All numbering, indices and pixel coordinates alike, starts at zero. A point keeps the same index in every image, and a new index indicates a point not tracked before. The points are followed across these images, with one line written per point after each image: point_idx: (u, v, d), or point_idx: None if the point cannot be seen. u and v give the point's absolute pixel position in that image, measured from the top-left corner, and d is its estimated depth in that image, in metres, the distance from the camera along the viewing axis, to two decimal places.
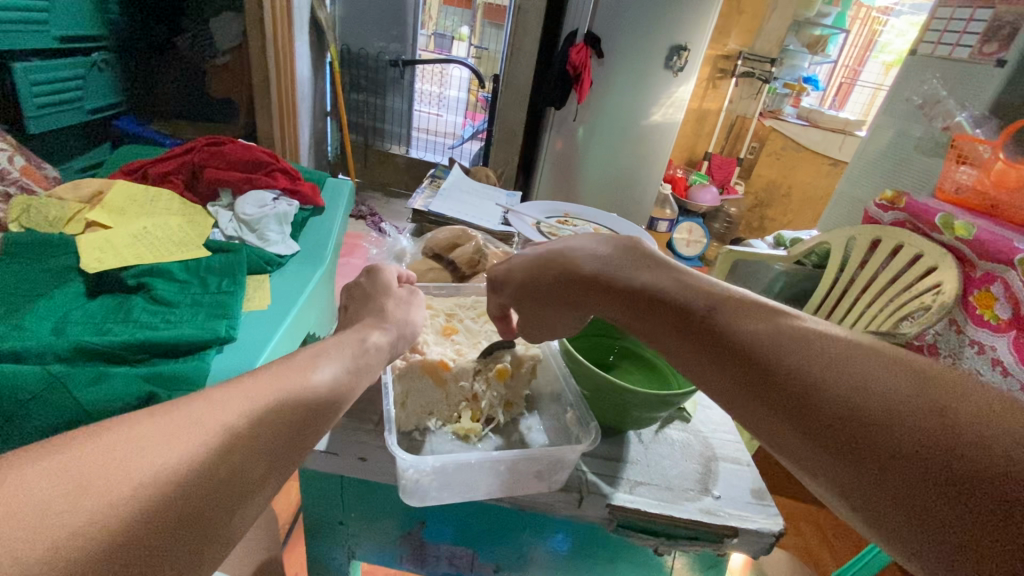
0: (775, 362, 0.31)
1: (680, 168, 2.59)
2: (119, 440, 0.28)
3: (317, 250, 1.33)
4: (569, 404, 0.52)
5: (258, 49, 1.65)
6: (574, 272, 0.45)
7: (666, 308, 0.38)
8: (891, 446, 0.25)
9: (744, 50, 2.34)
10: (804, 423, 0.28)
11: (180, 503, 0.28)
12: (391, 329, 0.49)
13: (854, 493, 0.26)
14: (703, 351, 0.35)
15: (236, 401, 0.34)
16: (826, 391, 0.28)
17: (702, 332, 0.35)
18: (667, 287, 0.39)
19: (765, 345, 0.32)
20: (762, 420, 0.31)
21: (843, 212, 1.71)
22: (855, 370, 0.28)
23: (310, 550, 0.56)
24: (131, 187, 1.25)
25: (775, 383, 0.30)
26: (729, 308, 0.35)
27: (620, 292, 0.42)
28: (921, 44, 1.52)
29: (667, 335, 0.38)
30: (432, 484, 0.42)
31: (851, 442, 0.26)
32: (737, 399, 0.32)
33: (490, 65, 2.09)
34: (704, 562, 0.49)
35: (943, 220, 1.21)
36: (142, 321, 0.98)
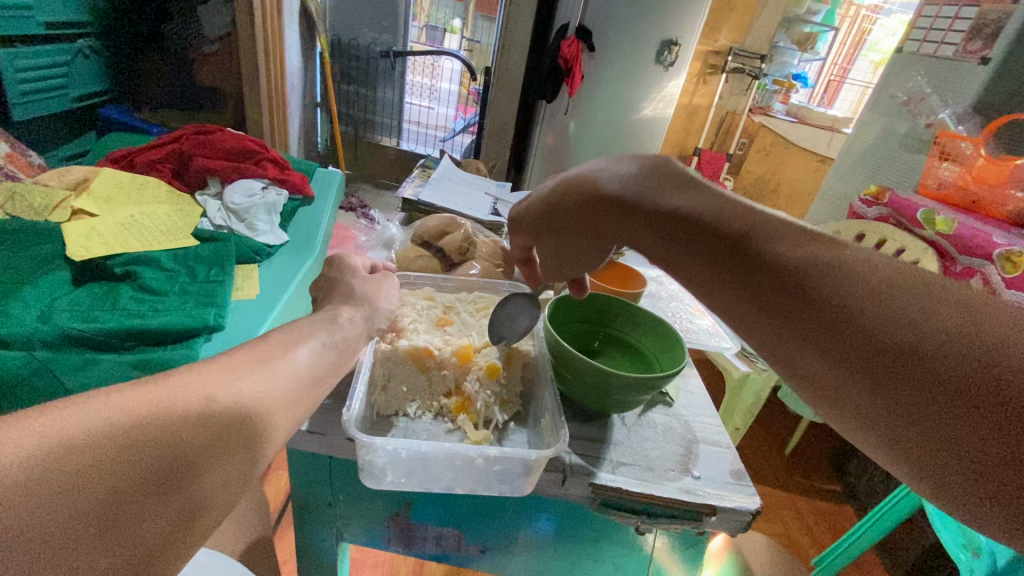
0: (809, 279, 0.30)
1: (671, 163, 2.61)
2: (102, 403, 0.30)
3: (306, 240, 1.32)
4: (547, 411, 0.49)
5: (247, 37, 1.64)
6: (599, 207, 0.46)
7: (690, 235, 0.37)
8: (915, 360, 0.26)
9: (735, 46, 2.35)
10: (832, 335, 0.29)
11: (166, 464, 0.29)
12: (361, 307, 0.50)
13: (881, 417, 0.27)
14: (731, 273, 0.34)
15: (212, 374, 0.36)
16: (853, 309, 0.28)
17: (731, 252, 0.34)
18: (694, 214, 0.38)
19: (798, 268, 0.31)
20: (798, 342, 0.30)
21: (830, 207, 1.74)
22: (891, 290, 0.28)
23: (298, 531, 0.57)
24: (118, 175, 1.24)
25: (805, 297, 0.30)
26: (761, 231, 0.34)
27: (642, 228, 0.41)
28: (907, 42, 1.55)
29: (686, 259, 0.38)
30: (389, 470, 0.42)
31: (875, 356, 0.27)
32: (771, 324, 0.32)
33: (483, 58, 2.08)
34: (685, 541, 0.51)
35: (925, 216, 1.24)
36: (129, 308, 0.98)
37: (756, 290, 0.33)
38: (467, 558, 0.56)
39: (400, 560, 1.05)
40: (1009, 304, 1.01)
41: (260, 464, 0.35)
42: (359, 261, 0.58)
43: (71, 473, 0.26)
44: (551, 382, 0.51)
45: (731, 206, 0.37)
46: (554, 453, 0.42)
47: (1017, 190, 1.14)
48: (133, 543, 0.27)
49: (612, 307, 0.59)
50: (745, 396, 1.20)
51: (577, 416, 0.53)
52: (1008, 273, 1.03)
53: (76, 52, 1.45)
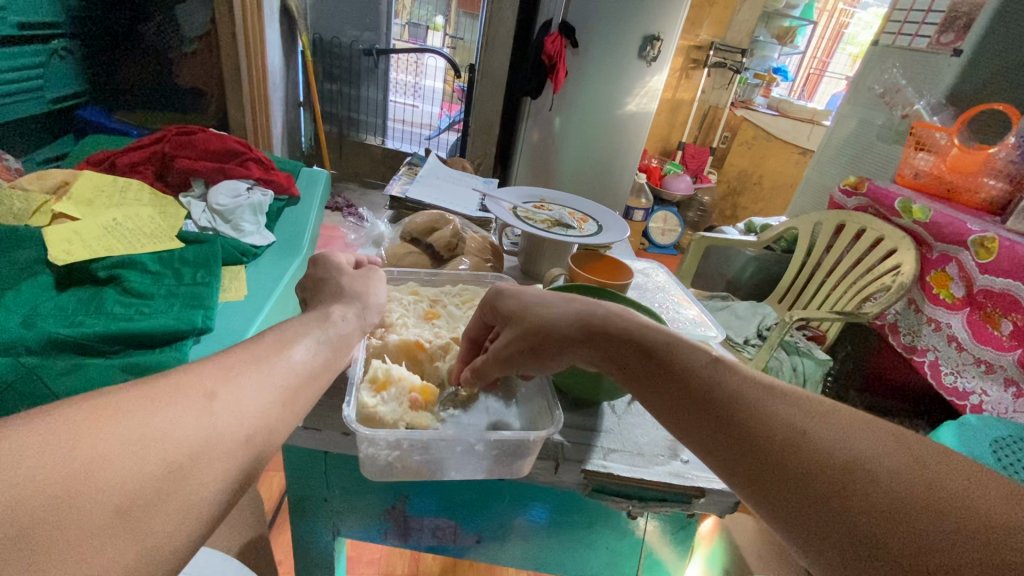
0: (774, 413, 0.32)
1: (655, 158, 2.63)
2: (107, 401, 0.30)
3: (293, 241, 1.32)
4: (538, 395, 0.51)
5: (228, 37, 1.63)
6: (563, 329, 0.43)
7: (657, 370, 0.38)
8: (875, 490, 0.27)
9: (716, 40, 2.38)
10: (796, 467, 0.29)
11: (170, 460, 0.29)
12: (352, 304, 0.50)
13: (849, 555, 0.27)
14: (697, 404, 0.35)
15: (209, 372, 0.36)
16: (815, 442, 0.30)
17: (695, 385, 0.36)
18: (667, 351, 0.38)
19: (763, 419, 0.32)
20: (760, 474, 0.31)
21: (811, 199, 1.77)
22: (844, 428, 0.30)
23: (295, 528, 0.58)
24: (99, 178, 1.22)
25: (766, 432, 0.31)
26: (723, 365, 0.36)
27: (613, 350, 0.41)
28: (883, 35, 1.58)
29: (653, 385, 0.38)
30: (388, 463, 0.42)
31: (841, 490, 0.28)
32: (733, 455, 0.32)
33: (467, 55, 2.08)
34: (675, 524, 0.52)
35: (902, 205, 1.27)
36: (115, 313, 0.97)
37: (717, 423, 0.33)
38: (463, 548, 0.57)
39: (395, 556, 1.06)
40: (983, 289, 1.04)
41: (262, 465, 0.36)
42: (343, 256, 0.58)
43: (81, 466, 0.26)
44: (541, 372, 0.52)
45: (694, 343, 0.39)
46: (549, 432, 0.44)
47: (992, 179, 1.18)
48: (140, 538, 0.27)
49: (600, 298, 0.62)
50: None
51: (568, 406, 0.54)
52: (980, 259, 1.06)
53: (50, 54, 1.43)
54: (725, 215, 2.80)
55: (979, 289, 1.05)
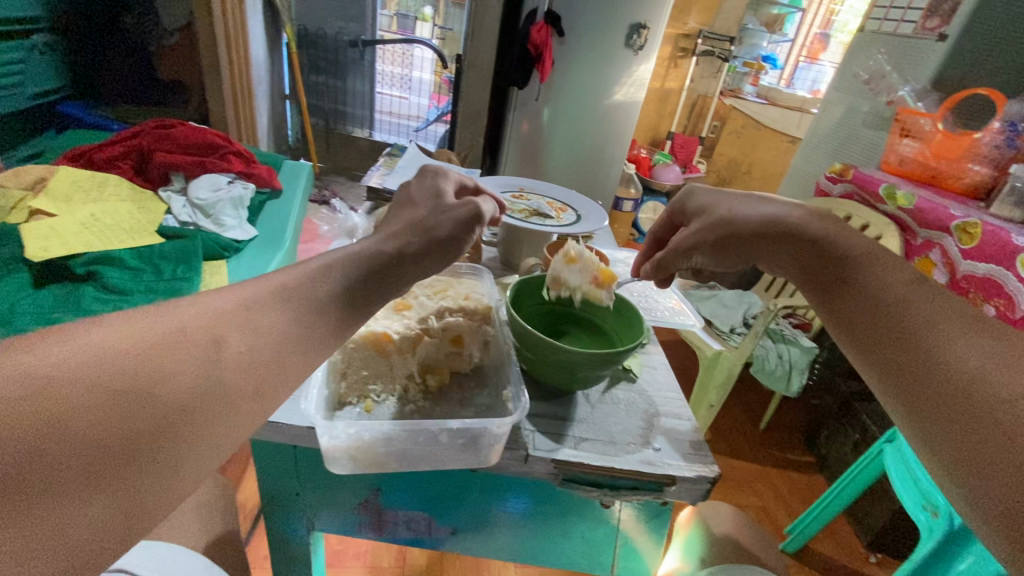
0: (927, 313, 0.34)
1: (645, 148, 2.62)
2: (67, 352, 0.27)
3: (275, 234, 1.30)
4: (510, 384, 0.50)
5: (208, 30, 1.60)
6: (768, 224, 0.49)
7: (830, 269, 0.42)
8: (984, 390, 0.29)
9: (704, 28, 2.37)
10: (924, 354, 0.32)
11: (123, 428, 0.26)
12: (419, 238, 0.46)
13: (942, 427, 0.30)
14: (859, 299, 0.39)
15: (196, 320, 0.32)
16: (951, 342, 0.32)
17: (861, 286, 0.39)
18: (851, 253, 0.42)
19: (919, 314, 0.34)
20: (890, 351, 0.35)
21: (798, 187, 1.77)
22: (1001, 345, 0.30)
23: (270, 523, 0.57)
24: (76, 173, 1.20)
25: (913, 323, 0.34)
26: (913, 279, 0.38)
27: (798, 253, 0.46)
28: (869, 21, 1.57)
29: (823, 285, 0.42)
30: (351, 457, 0.42)
31: (950, 378, 0.30)
32: (871, 336, 0.36)
33: (455, 46, 2.05)
34: (649, 512, 0.53)
35: (886, 191, 1.27)
36: (93, 309, 0.96)
37: (868, 311, 0.37)
38: (439, 540, 0.56)
39: (382, 549, 1.06)
40: (966, 274, 1.05)
41: None
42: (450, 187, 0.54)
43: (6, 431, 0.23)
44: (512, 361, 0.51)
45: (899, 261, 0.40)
46: (516, 421, 0.43)
47: (976, 165, 1.17)
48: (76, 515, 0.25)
49: (576, 286, 0.60)
50: (719, 372, 1.23)
51: (542, 396, 0.53)
52: (964, 244, 1.06)
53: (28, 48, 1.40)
54: None
55: (962, 274, 1.06)
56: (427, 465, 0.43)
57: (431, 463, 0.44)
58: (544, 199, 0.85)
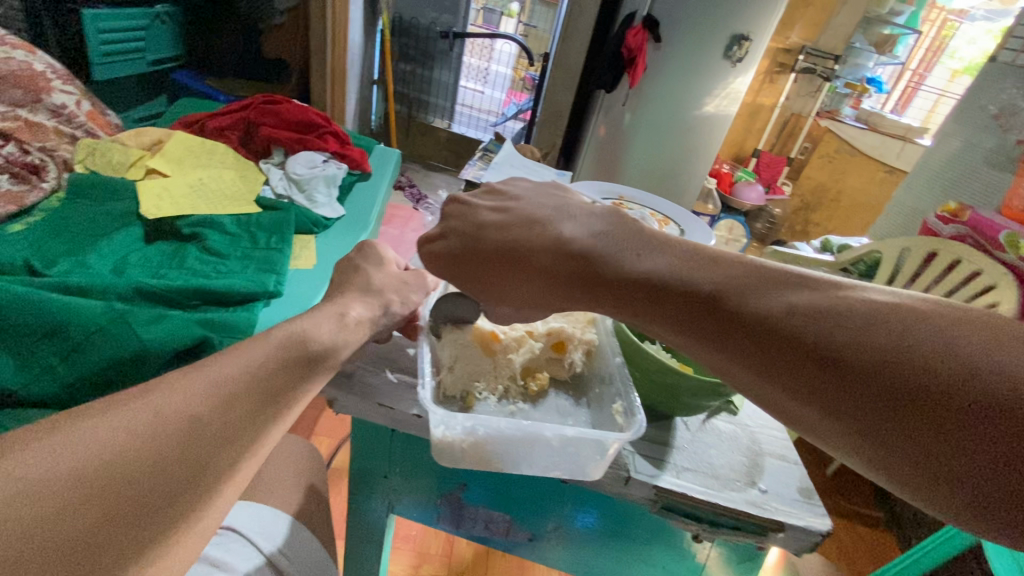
0: (765, 312, 0.30)
1: (727, 164, 2.53)
2: (101, 437, 0.29)
3: (361, 215, 1.34)
4: (615, 398, 0.48)
5: (317, 13, 1.68)
6: (541, 265, 0.40)
7: (683, 300, 0.34)
8: (873, 383, 0.26)
9: (807, 44, 2.25)
10: (790, 367, 0.29)
11: (150, 507, 0.29)
12: (373, 302, 0.50)
13: (853, 438, 0.27)
14: (688, 316, 0.34)
15: (203, 392, 0.34)
16: (807, 339, 0.28)
17: (683, 302, 0.34)
18: (659, 274, 0.36)
19: (783, 318, 0.30)
20: (754, 371, 0.30)
21: (898, 223, 1.64)
22: (846, 321, 0.28)
23: (352, 498, 0.59)
24: (189, 139, 1.29)
25: (757, 333, 0.30)
26: (717, 276, 0.34)
27: (619, 289, 0.38)
28: (1003, 50, 1.43)
29: (637, 308, 0.37)
30: (461, 452, 0.42)
31: (831, 383, 0.27)
32: (729, 359, 0.32)
33: (539, 44, 2.06)
34: (741, 555, 0.50)
35: (1008, 237, 1.18)
36: (195, 269, 1.02)
37: (711, 331, 0.33)
38: (514, 544, 0.56)
39: (431, 536, 1.07)
40: None
41: None
42: (394, 256, 0.58)
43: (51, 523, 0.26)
44: (619, 373, 0.49)
45: (690, 255, 0.36)
46: (626, 440, 0.42)
47: None
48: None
49: None
50: None
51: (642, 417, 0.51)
52: None
53: (153, 18, 1.52)
54: (796, 230, 2.66)
55: None
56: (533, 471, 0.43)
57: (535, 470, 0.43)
58: (645, 210, 0.82)
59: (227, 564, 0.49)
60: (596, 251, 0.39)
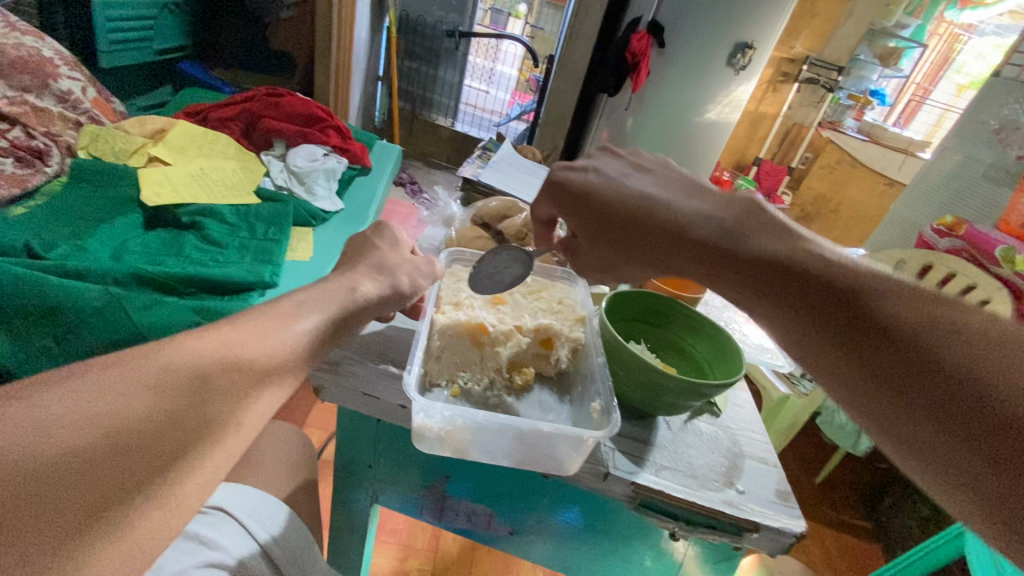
0: (878, 304, 0.30)
1: (728, 172, 2.54)
2: (105, 387, 0.29)
3: (360, 209, 1.35)
4: (597, 395, 0.49)
5: (324, 7, 1.69)
6: (661, 224, 0.42)
7: (792, 279, 0.34)
8: (956, 396, 0.26)
9: (811, 55, 2.25)
10: (882, 359, 0.29)
11: (156, 455, 0.29)
12: (383, 281, 0.51)
13: (917, 439, 0.27)
14: (795, 296, 0.34)
15: (205, 353, 0.35)
16: (912, 338, 0.28)
17: (793, 280, 0.34)
18: (776, 253, 0.36)
19: (893, 315, 0.29)
20: (841, 359, 0.31)
21: (896, 235, 1.65)
22: (960, 334, 0.27)
23: (337, 488, 0.59)
24: (192, 128, 1.30)
25: (862, 321, 0.30)
26: (843, 264, 0.33)
27: (725, 264, 0.38)
28: (1006, 66, 1.44)
29: (740, 284, 0.37)
30: (439, 438, 0.42)
31: (917, 384, 0.27)
32: (818, 344, 0.32)
33: (544, 46, 2.07)
34: (718, 554, 0.50)
35: (1003, 253, 1.18)
36: (193, 258, 1.03)
37: (811, 315, 0.33)
38: (494, 538, 0.57)
39: (418, 530, 1.08)
40: None
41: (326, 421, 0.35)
42: (407, 239, 0.58)
43: (60, 464, 0.26)
44: (602, 372, 0.49)
45: (812, 245, 0.36)
46: (603, 436, 0.42)
47: None
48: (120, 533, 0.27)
49: (672, 307, 0.58)
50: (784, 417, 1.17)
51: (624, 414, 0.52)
52: None
53: (161, 8, 1.53)
54: None
55: None
56: (508, 461, 0.43)
57: (510, 460, 0.43)
58: None
59: (217, 543, 0.50)
60: (719, 227, 0.39)
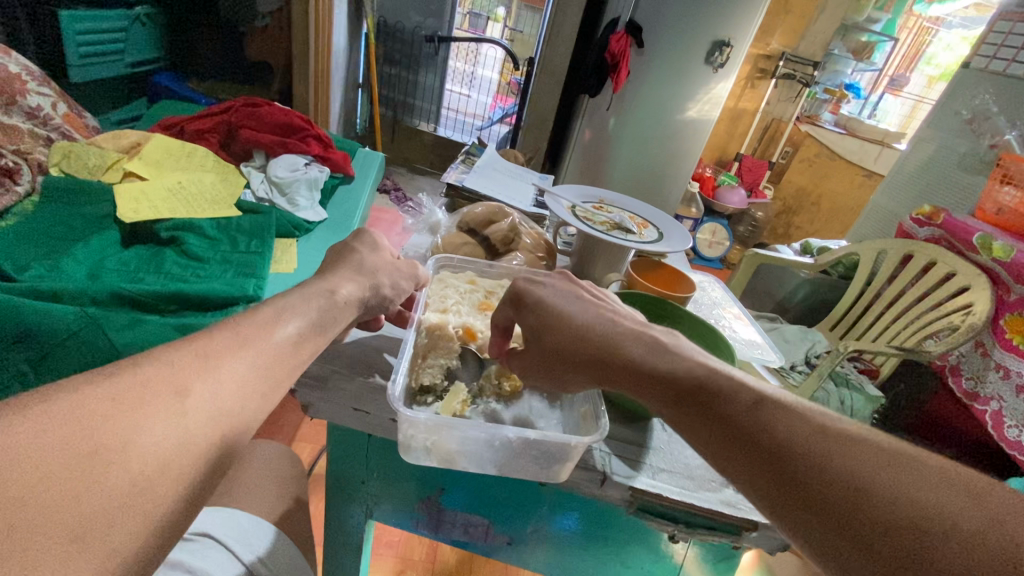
0: (781, 426, 0.29)
1: (710, 168, 2.56)
2: (79, 403, 0.26)
3: (344, 218, 1.34)
4: (587, 398, 0.48)
5: (300, 15, 1.67)
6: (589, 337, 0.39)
7: (697, 400, 0.33)
8: (887, 527, 0.24)
9: (787, 51, 2.29)
10: (802, 485, 0.27)
11: (140, 470, 0.26)
12: (364, 282, 0.48)
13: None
14: (702, 418, 0.32)
15: (186, 359, 0.32)
16: (822, 462, 0.27)
17: (700, 401, 0.33)
18: (676, 370, 0.35)
19: (797, 437, 0.28)
20: (761, 484, 0.28)
21: (876, 225, 1.67)
22: (863, 455, 0.27)
23: (330, 505, 0.58)
24: (168, 142, 1.27)
25: (769, 443, 0.29)
26: (739, 385, 0.33)
27: (637, 379, 0.36)
28: (975, 57, 1.47)
29: (653, 403, 0.35)
30: (427, 448, 0.41)
31: (843, 512, 0.25)
32: (735, 467, 0.30)
33: (525, 48, 2.08)
34: (716, 554, 0.50)
35: (981, 241, 1.18)
36: (174, 273, 1.00)
37: (722, 435, 0.31)
38: (492, 548, 0.56)
39: (415, 541, 1.07)
40: None
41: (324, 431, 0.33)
42: (389, 245, 0.55)
43: (29, 488, 0.23)
44: None
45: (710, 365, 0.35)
46: (593, 440, 0.41)
47: None
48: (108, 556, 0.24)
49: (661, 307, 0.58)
50: None
51: (618, 416, 0.52)
52: None
53: (133, 19, 1.50)
54: (778, 233, 2.70)
55: None
56: (495, 469, 0.42)
57: (496, 469, 0.43)
58: (624, 213, 0.81)
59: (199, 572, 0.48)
60: (632, 343, 0.38)
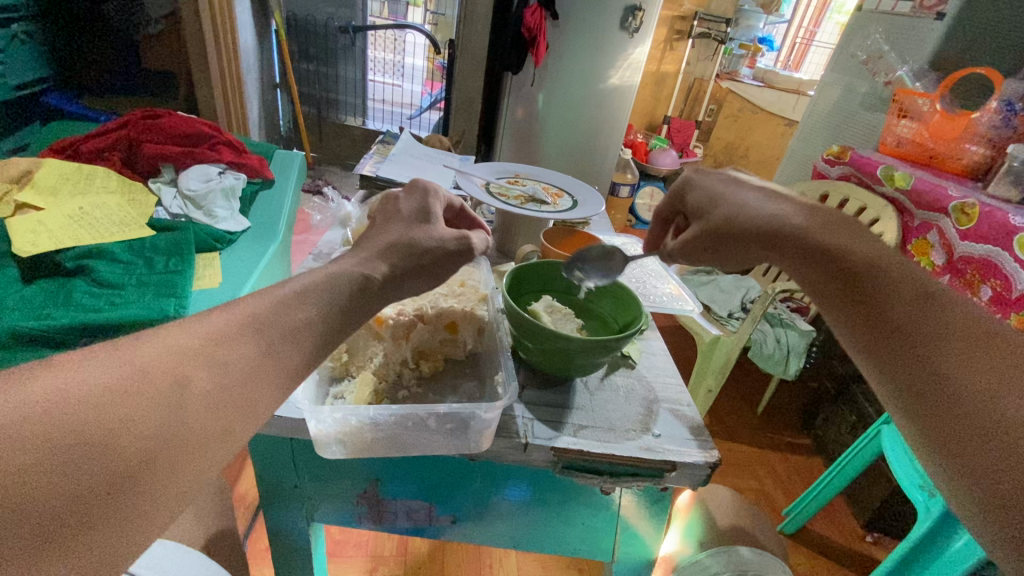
0: (911, 316, 0.34)
1: (641, 133, 2.61)
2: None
3: (269, 225, 1.29)
4: (500, 367, 0.50)
5: (194, 15, 1.58)
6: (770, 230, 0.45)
7: (841, 284, 0.39)
8: (959, 405, 0.30)
9: (700, 10, 2.33)
10: (909, 357, 0.33)
11: (96, 451, 0.26)
12: (397, 257, 0.46)
13: (933, 438, 0.31)
14: (844, 296, 0.38)
15: (195, 343, 0.33)
16: (926, 348, 0.32)
17: (846, 283, 0.38)
18: (839, 252, 0.40)
19: (915, 326, 0.34)
20: (875, 351, 0.35)
21: (797, 170, 1.76)
22: (977, 351, 0.31)
23: (270, 516, 0.57)
24: (62, 166, 1.16)
25: (893, 323, 0.35)
26: (895, 275, 0.37)
27: (802, 262, 0.42)
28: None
29: (813, 282, 0.41)
30: (339, 441, 0.41)
31: (930, 383, 0.31)
32: (862, 337, 0.36)
33: (447, 31, 1.99)
34: (650, 497, 0.52)
35: (884, 173, 1.25)
36: (84, 304, 0.94)
37: (857, 312, 0.37)
38: (439, 530, 0.56)
39: (384, 538, 1.06)
40: (964, 255, 1.04)
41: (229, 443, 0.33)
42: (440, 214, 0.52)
43: None
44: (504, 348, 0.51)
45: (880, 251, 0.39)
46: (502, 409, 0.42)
47: (973, 145, 1.15)
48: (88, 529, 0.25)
49: (573, 273, 0.60)
50: (717, 357, 1.22)
51: (543, 384, 0.53)
52: (961, 225, 1.05)
53: (10, 38, 1.33)
54: None
55: (960, 255, 1.04)
56: (415, 451, 0.43)
57: (416, 451, 0.43)
58: (538, 184, 0.82)
59: None
60: (805, 229, 0.42)
